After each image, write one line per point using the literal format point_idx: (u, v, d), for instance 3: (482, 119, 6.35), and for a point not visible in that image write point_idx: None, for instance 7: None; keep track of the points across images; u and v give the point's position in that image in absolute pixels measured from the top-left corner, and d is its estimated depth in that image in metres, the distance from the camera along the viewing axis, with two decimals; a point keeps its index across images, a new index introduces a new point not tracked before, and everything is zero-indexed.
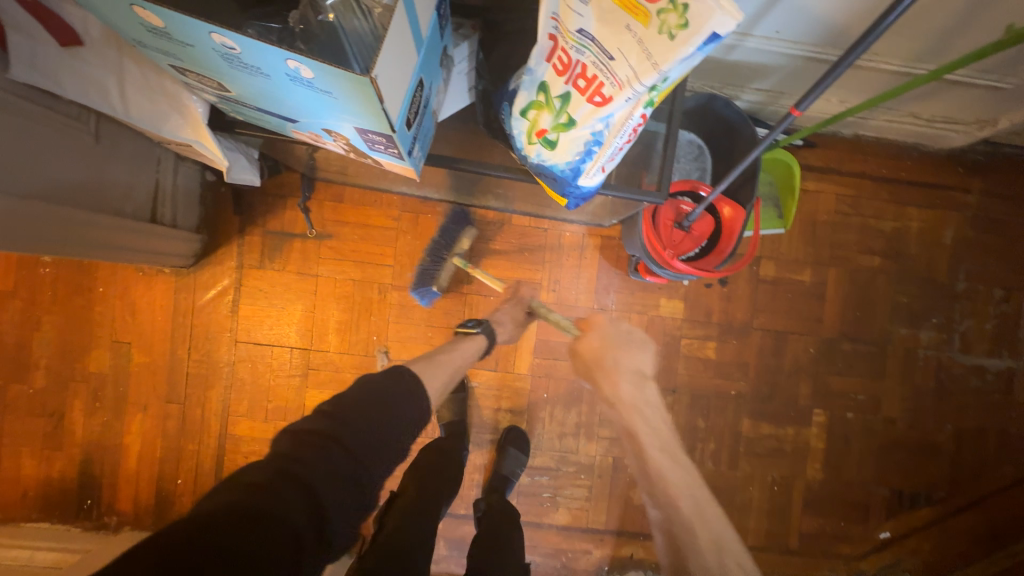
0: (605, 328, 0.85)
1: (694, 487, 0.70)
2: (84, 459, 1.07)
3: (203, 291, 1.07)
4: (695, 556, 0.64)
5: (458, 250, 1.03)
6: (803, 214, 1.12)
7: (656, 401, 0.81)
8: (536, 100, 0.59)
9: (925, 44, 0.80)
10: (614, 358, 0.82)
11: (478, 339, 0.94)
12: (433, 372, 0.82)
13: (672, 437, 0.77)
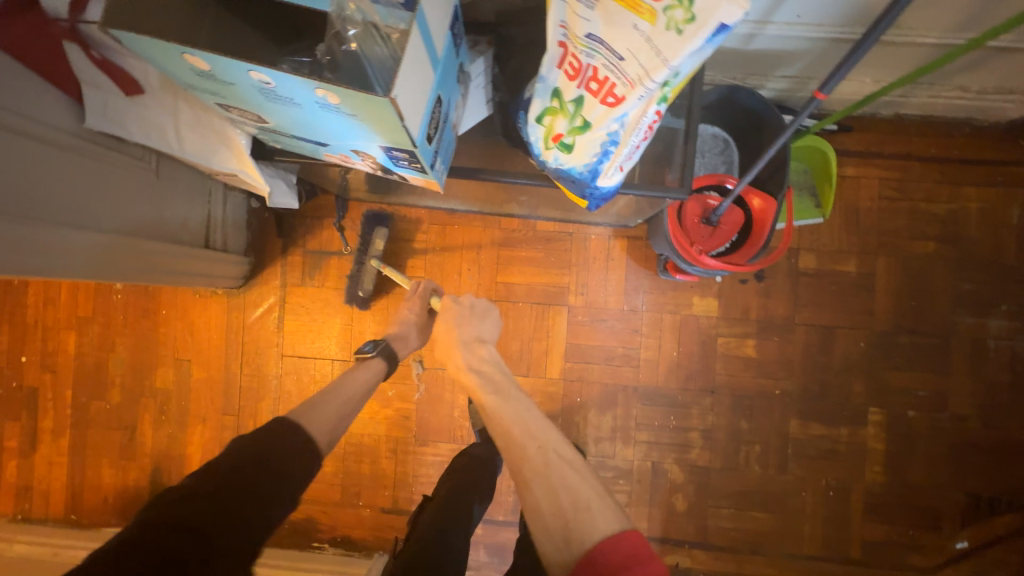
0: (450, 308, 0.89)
1: (525, 411, 0.72)
2: (154, 469, 1.17)
3: (252, 309, 1.15)
4: (546, 482, 0.63)
5: (373, 253, 1.08)
6: (842, 202, 1.07)
7: (493, 354, 0.83)
8: (550, 106, 0.59)
9: (966, 11, 0.75)
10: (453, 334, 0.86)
11: (376, 363, 0.90)
12: (315, 408, 0.74)
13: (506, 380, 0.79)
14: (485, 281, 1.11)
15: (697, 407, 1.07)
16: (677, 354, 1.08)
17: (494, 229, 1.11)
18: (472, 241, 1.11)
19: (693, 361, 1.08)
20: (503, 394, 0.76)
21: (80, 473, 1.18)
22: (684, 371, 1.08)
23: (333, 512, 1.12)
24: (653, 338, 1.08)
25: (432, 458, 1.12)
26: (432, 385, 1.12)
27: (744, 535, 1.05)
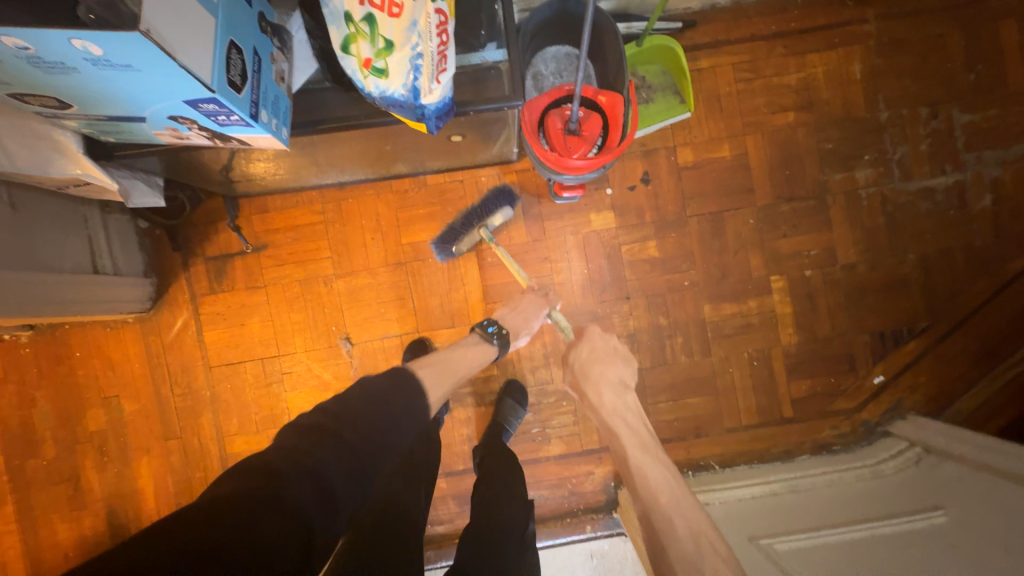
0: (593, 339, 0.96)
1: (671, 481, 0.76)
2: (107, 512, 1.15)
3: (168, 329, 1.13)
4: (672, 543, 0.68)
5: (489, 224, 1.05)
6: (704, 93, 1.13)
7: (636, 407, 0.88)
8: (349, 32, 0.61)
9: None
10: (599, 370, 0.92)
11: (488, 349, 0.94)
12: (434, 375, 0.82)
13: (650, 437, 0.83)
14: (392, 247, 1.13)
15: (617, 315, 1.12)
16: (588, 271, 1.12)
17: (389, 194, 1.13)
18: (371, 211, 1.13)
19: (603, 274, 1.12)
20: (650, 452, 0.80)
21: (33, 537, 1.15)
22: (598, 286, 1.12)
23: None
24: (562, 262, 1.12)
25: None
26: (364, 359, 1.13)
27: (686, 421, 1.11)
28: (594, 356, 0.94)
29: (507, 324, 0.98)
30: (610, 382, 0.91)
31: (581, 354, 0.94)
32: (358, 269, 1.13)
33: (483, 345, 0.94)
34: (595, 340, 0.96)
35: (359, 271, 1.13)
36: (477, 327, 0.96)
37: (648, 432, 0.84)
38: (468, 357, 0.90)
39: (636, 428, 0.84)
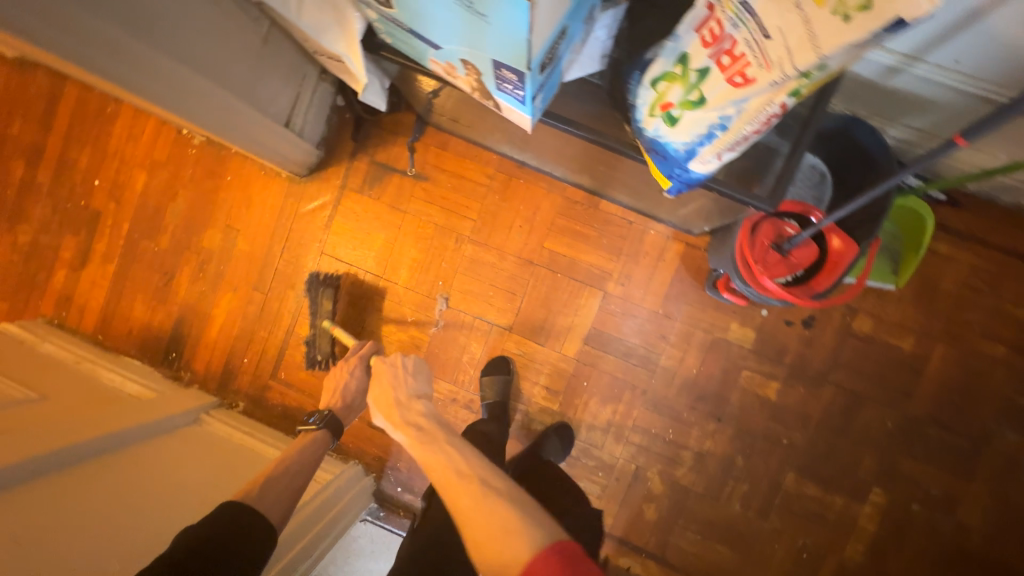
0: (383, 372, 0.89)
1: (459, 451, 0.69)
2: (179, 317, 1.25)
3: (308, 201, 1.18)
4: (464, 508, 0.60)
5: (322, 313, 1.12)
6: (923, 276, 1.00)
7: (433, 415, 0.79)
8: (671, 71, 0.57)
9: None
10: (387, 396, 0.84)
11: (319, 438, 0.94)
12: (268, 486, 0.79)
13: (446, 430, 0.74)
14: (532, 243, 1.11)
15: (698, 428, 1.05)
16: (696, 372, 1.06)
17: (558, 196, 1.10)
18: (534, 202, 1.11)
19: (710, 383, 1.05)
20: (436, 438, 0.72)
21: (115, 300, 1.27)
22: (697, 391, 1.06)
23: None
24: (678, 350, 1.07)
25: None
26: (450, 325, 1.13)
27: (702, 563, 1.04)
28: (381, 393, 0.85)
29: (326, 404, 0.99)
30: (400, 400, 0.83)
31: (376, 390, 0.87)
32: (489, 246, 1.12)
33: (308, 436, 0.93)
34: (381, 376, 0.88)
35: (490, 247, 1.12)
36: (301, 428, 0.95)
37: (453, 451, 0.68)
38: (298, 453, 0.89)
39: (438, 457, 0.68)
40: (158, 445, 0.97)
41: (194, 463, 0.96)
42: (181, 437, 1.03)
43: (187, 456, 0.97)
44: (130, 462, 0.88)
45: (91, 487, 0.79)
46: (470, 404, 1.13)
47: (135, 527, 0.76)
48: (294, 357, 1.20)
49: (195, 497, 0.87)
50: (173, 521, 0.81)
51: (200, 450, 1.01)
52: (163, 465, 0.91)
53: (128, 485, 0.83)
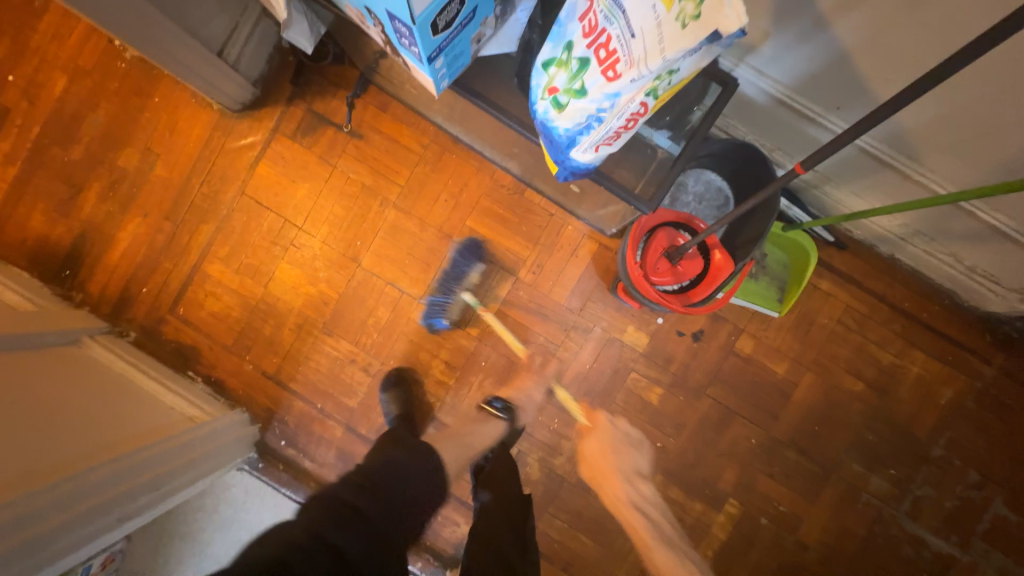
0: (605, 432, 0.98)
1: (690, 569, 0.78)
2: (80, 234, 1.19)
3: (237, 137, 1.16)
4: None
5: (468, 285, 1.11)
6: (803, 308, 1.08)
7: (650, 497, 0.92)
8: (558, 56, 0.59)
9: (977, 168, 0.82)
10: (611, 461, 0.93)
11: (499, 423, 0.99)
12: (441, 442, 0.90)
13: (666, 528, 0.87)
14: (455, 219, 1.12)
15: None
16: (589, 367, 1.10)
17: (486, 177, 1.11)
18: (463, 178, 1.12)
19: (599, 380, 1.10)
20: (669, 542, 0.84)
21: (11, 206, 1.19)
22: (587, 386, 1.10)
23: (218, 354, 1.16)
24: (575, 344, 1.10)
25: (331, 350, 1.14)
26: (360, 285, 1.13)
27: (564, 550, 1.08)
28: (604, 453, 0.94)
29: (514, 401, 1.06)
30: (627, 472, 0.93)
31: (593, 446, 0.96)
32: (413, 215, 1.13)
33: (495, 420, 1.00)
34: (605, 434, 0.98)
35: (413, 216, 1.12)
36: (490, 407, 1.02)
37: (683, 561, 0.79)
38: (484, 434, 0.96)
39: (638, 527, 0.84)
40: (20, 357, 0.90)
41: (59, 378, 0.91)
42: (49, 355, 0.97)
43: (52, 372, 0.91)
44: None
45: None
46: (368, 368, 1.13)
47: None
48: (197, 293, 1.17)
49: (76, 416, 0.84)
50: (26, 423, 0.76)
51: (70, 369, 0.95)
52: (24, 375, 0.86)
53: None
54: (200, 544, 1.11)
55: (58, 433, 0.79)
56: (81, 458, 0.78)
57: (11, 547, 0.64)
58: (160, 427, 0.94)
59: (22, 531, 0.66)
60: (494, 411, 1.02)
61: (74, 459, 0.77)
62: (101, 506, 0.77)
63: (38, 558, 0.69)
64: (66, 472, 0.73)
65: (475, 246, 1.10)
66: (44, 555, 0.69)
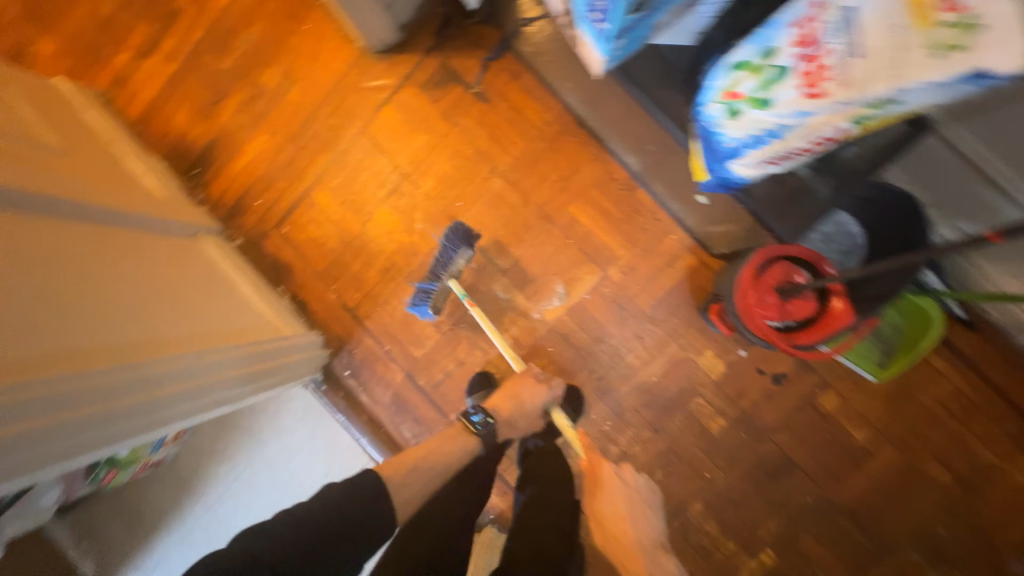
0: None
1: None
2: (214, 138, 1.28)
3: (372, 77, 1.20)
4: None
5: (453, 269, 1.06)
6: (903, 379, 1.01)
7: None
8: (752, 60, 0.60)
9: None
10: None
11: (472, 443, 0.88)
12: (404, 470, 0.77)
13: None
14: (558, 201, 1.11)
15: (634, 431, 1.08)
16: (655, 380, 1.08)
17: (600, 167, 1.10)
18: (576, 163, 1.11)
19: (663, 395, 1.07)
20: None
21: (162, 99, 1.30)
22: (648, 398, 1.08)
23: (308, 276, 1.24)
24: (647, 354, 1.08)
25: (409, 299, 1.18)
26: None
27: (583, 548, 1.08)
28: None
29: (496, 412, 0.92)
30: None
31: None
32: (517, 188, 1.13)
33: (468, 438, 0.88)
34: None
35: (517, 188, 1.13)
36: (463, 421, 0.90)
37: None
38: (446, 453, 0.84)
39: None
40: (153, 238, 1.01)
41: (179, 266, 1.01)
42: (176, 242, 1.08)
43: (175, 258, 1.02)
44: (123, 239, 0.93)
45: (80, 239, 0.83)
46: (439, 323, 1.16)
47: (113, 290, 0.80)
48: (301, 216, 1.24)
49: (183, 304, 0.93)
50: (153, 297, 0.86)
51: (189, 260, 1.06)
52: (154, 256, 0.96)
53: (119, 255, 0.87)
54: (256, 442, 1.23)
55: (175, 313, 0.88)
56: (191, 340, 0.87)
57: (141, 399, 0.74)
58: (251, 331, 1.03)
59: (146, 391, 0.75)
60: (470, 426, 0.89)
61: (186, 340, 0.86)
62: (208, 386, 0.87)
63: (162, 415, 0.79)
64: (179, 350, 0.83)
65: (463, 233, 1.04)
66: (166, 414, 0.80)
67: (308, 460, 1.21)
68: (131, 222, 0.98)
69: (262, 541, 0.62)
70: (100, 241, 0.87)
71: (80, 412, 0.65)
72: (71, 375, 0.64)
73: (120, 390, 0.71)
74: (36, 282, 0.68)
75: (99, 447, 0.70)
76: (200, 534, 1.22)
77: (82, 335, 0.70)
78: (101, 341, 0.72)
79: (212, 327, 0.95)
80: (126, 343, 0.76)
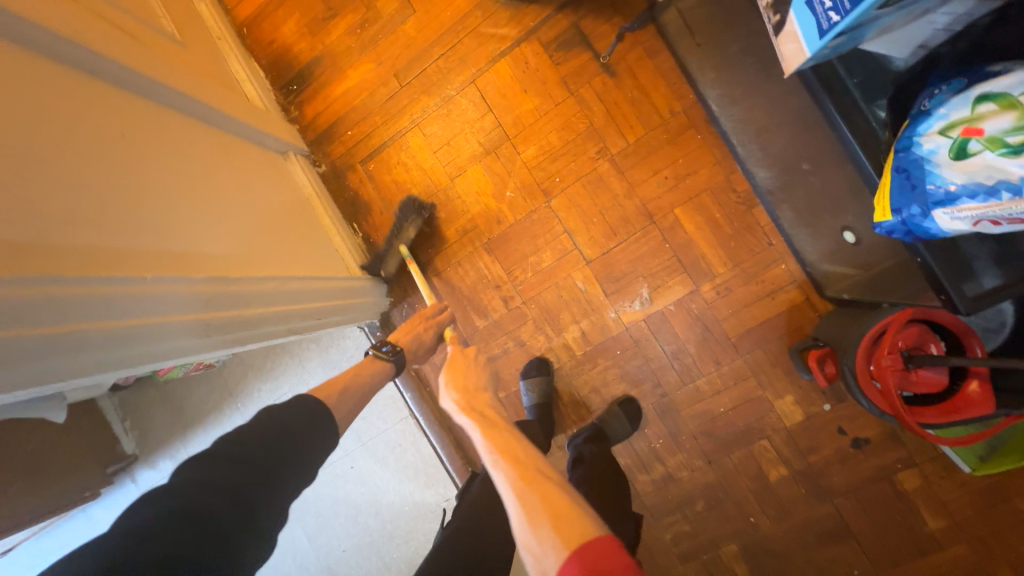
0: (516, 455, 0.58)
1: None
2: (318, 56, 1.24)
3: (494, 24, 1.11)
4: None
5: (404, 237, 1.11)
6: (1003, 480, 0.91)
7: None
8: (1016, 96, 0.46)
9: None
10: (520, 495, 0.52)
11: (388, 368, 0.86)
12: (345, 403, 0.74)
13: None
14: (664, 200, 1.02)
15: (685, 455, 1.03)
16: (721, 411, 1.01)
17: (721, 173, 1.00)
18: (695, 163, 1.01)
19: (726, 428, 1.01)
20: None
21: (276, 7, 1.26)
22: (709, 427, 1.02)
23: (385, 220, 1.20)
24: (720, 381, 1.01)
25: (480, 266, 1.13)
26: (537, 220, 1.09)
27: None
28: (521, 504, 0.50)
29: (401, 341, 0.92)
30: None
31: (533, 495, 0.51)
32: (623, 176, 1.04)
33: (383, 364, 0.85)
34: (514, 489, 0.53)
35: (623, 176, 1.04)
36: (371, 352, 0.87)
37: None
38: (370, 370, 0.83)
39: (490, 436, 0.61)
40: (180, 124, 0.83)
41: (207, 166, 0.84)
42: (210, 136, 0.90)
43: (204, 156, 0.85)
44: (141, 114, 0.75)
45: (161, 130, 0.78)
46: (507, 299, 1.12)
47: (204, 200, 0.79)
48: (390, 157, 1.19)
49: (264, 226, 0.91)
50: (156, 202, 0.69)
51: (222, 161, 0.90)
52: (176, 146, 0.79)
53: (147, 141, 0.73)
54: (303, 371, 1.24)
55: (180, 227, 0.72)
56: (193, 266, 0.70)
57: (129, 327, 0.57)
58: (275, 267, 0.88)
59: (239, 309, 0.74)
60: (379, 354, 0.87)
61: (187, 264, 0.70)
62: (214, 325, 0.70)
63: (153, 352, 0.60)
64: (175, 274, 0.65)
65: (412, 204, 1.09)
66: (163, 351, 0.62)
67: None
68: (153, 95, 0.79)
69: (216, 468, 0.56)
70: (108, 106, 0.68)
71: (113, 326, 0.55)
72: (62, 281, 0.50)
73: (100, 312, 0.53)
74: (137, 179, 0.67)
75: (208, 350, 0.70)
76: None
77: (46, 231, 0.52)
78: (72, 243, 0.55)
79: (288, 256, 0.94)
80: (107, 252, 0.58)
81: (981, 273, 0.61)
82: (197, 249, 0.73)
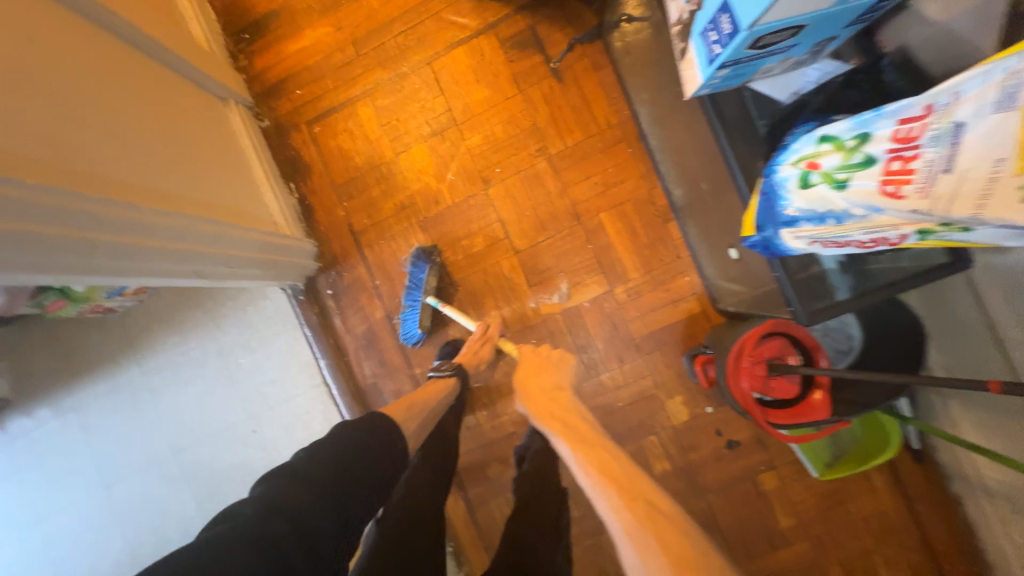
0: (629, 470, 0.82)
1: None
2: (275, 9, 1.21)
3: (455, 11, 1.15)
4: None
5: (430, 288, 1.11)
6: (840, 484, 1.05)
7: None
8: (844, 139, 0.55)
9: None
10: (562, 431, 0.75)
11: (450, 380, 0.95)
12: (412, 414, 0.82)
13: None
14: (592, 203, 1.10)
15: None
16: (619, 405, 1.09)
17: (644, 187, 1.09)
18: (622, 175, 1.09)
19: (621, 422, 1.09)
20: None
21: None
22: (606, 420, 1.09)
23: (324, 186, 1.19)
24: (620, 379, 1.09)
25: (414, 244, 1.16)
26: (473, 206, 1.13)
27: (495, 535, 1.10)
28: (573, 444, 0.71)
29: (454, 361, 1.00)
30: None
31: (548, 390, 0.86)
32: (557, 177, 1.11)
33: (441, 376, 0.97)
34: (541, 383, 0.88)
35: (557, 178, 1.11)
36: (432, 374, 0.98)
37: None
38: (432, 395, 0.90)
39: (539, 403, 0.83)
40: (86, 32, 0.75)
41: (116, 84, 0.77)
42: (125, 55, 0.82)
43: (134, 80, 0.81)
44: (48, 15, 0.67)
45: (84, 42, 0.73)
46: None
47: (124, 122, 0.75)
48: (337, 122, 1.19)
49: (187, 162, 0.88)
50: (77, 116, 0.66)
51: (151, 90, 0.85)
52: (79, 54, 0.71)
53: (66, 52, 0.69)
54: (215, 327, 1.19)
55: (94, 147, 0.68)
56: (116, 187, 0.69)
57: (22, 231, 0.55)
58: (200, 206, 0.86)
59: (138, 239, 0.71)
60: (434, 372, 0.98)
61: (107, 184, 0.68)
62: (80, 245, 0.62)
63: (34, 263, 0.57)
64: (47, 181, 0.58)
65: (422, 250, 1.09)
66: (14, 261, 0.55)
67: (259, 361, 1.19)
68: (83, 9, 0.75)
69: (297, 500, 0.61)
70: None
71: None
72: None
73: None
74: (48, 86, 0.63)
75: (94, 274, 0.66)
76: (126, 394, 1.18)
77: None
78: None
79: (208, 197, 0.90)
80: None
81: (835, 287, 0.72)
82: (105, 169, 0.68)
